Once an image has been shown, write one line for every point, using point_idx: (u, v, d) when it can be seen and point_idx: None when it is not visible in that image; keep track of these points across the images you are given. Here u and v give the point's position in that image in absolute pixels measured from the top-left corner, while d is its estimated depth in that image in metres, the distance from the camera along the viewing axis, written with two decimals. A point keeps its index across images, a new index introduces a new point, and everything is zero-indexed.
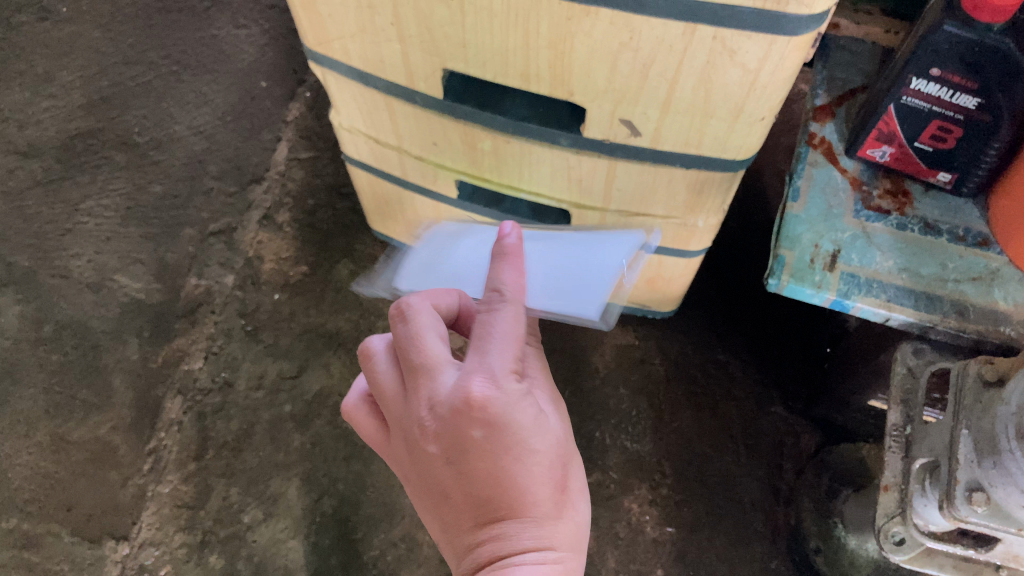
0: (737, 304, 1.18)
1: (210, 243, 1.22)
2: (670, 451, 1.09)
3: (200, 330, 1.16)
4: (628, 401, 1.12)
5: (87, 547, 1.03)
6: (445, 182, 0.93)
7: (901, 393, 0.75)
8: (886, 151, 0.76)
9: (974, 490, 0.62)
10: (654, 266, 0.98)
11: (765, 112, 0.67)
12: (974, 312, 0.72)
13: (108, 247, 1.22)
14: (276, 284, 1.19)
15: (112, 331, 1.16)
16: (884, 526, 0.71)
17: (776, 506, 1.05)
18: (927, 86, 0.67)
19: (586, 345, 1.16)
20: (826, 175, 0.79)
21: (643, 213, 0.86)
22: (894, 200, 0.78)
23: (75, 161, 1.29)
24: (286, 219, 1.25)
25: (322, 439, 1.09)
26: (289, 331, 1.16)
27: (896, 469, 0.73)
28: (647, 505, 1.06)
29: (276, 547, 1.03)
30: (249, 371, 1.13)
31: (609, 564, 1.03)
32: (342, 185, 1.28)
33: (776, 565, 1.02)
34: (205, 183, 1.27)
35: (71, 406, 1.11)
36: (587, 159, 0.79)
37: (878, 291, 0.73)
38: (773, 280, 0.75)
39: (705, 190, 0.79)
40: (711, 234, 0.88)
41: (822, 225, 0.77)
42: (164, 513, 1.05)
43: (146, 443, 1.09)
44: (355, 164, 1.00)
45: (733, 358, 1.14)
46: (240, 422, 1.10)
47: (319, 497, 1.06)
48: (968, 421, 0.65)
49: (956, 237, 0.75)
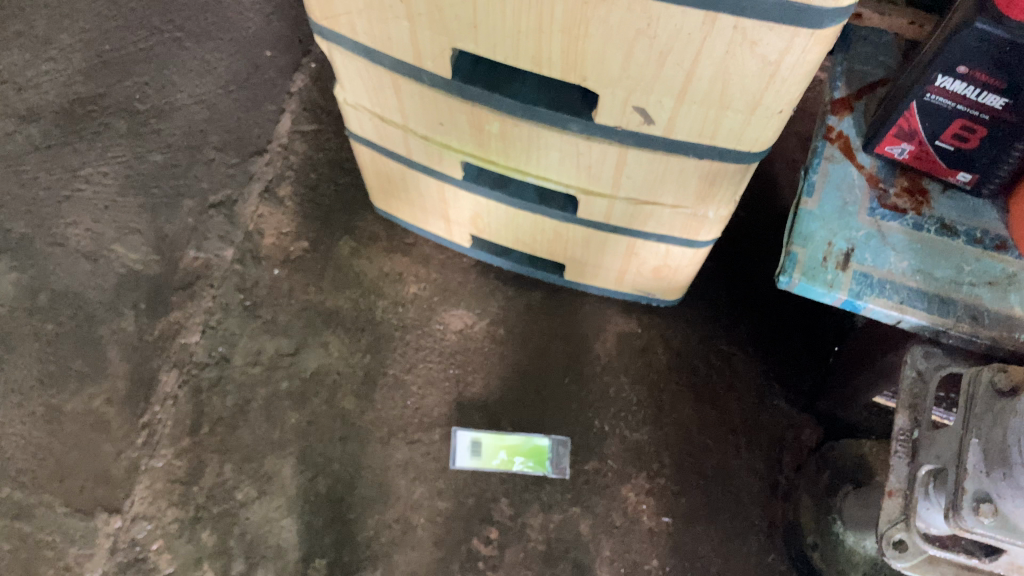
0: (743, 296, 1.17)
1: (209, 216, 1.20)
2: (668, 440, 1.07)
3: (198, 303, 1.14)
4: (629, 390, 1.10)
5: (79, 519, 1.02)
6: (450, 163, 0.91)
7: (909, 397, 0.73)
8: (905, 149, 0.74)
9: (981, 500, 0.60)
10: (661, 255, 0.96)
11: (783, 106, 0.64)
12: (989, 318, 0.70)
13: (106, 215, 1.20)
14: (276, 259, 1.18)
15: (108, 302, 1.14)
16: (886, 531, 0.69)
17: (774, 500, 1.04)
18: (952, 83, 0.65)
19: (589, 331, 1.14)
20: (842, 171, 0.77)
21: (652, 201, 0.84)
22: (911, 199, 0.76)
23: (74, 127, 1.27)
24: (288, 192, 1.23)
25: (318, 418, 1.08)
26: (287, 308, 1.15)
27: (902, 475, 0.70)
28: (644, 494, 1.04)
29: (269, 525, 1.02)
30: (246, 347, 1.12)
31: (604, 552, 1.01)
32: (345, 160, 1.27)
33: (773, 560, 1.02)
34: (206, 153, 1.25)
35: (66, 375, 1.10)
36: (597, 146, 0.77)
37: (891, 292, 0.71)
38: (784, 277, 0.73)
39: (717, 182, 0.78)
40: (720, 225, 0.86)
41: (836, 222, 0.75)
42: (156, 487, 1.03)
43: (140, 416, 1.07)
44: (359, 141, 0.98)
45: (737, 350, 1.13)
46: (236, 398, 1.08)
47: (314, 476, 1.04)
48: (978, 430, 0.63)
49: (973, 239, 0.74)
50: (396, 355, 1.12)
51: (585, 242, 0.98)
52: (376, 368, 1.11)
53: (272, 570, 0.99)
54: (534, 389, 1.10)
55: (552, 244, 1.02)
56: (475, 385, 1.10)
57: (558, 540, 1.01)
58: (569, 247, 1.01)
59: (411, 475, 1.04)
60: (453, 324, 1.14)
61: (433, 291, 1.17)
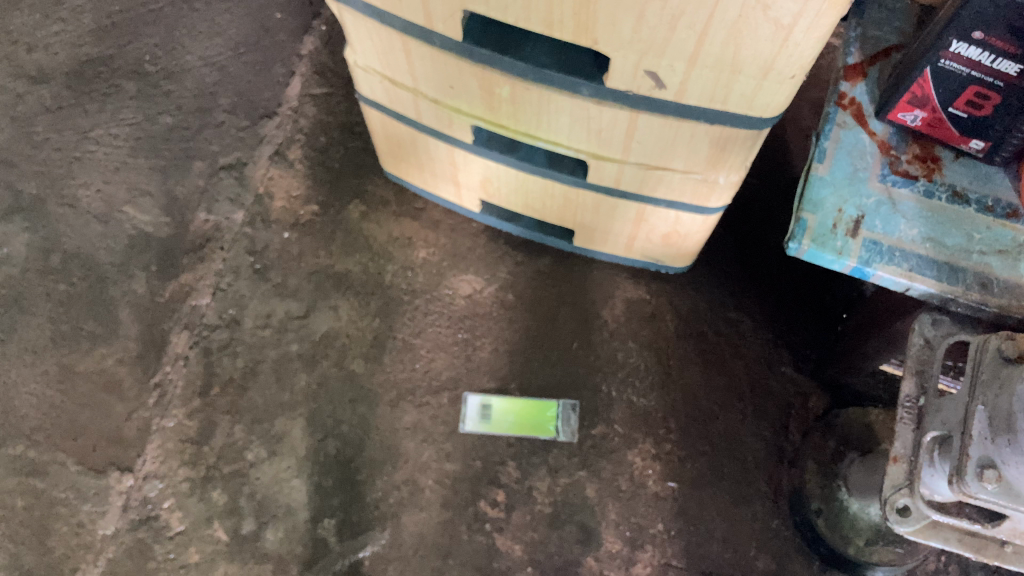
0: (752, 264, 1.17)
1: (219, 178, 1.21)
2: (675, 406, 1.08)
3: (208, 265, 1.15)
4: (636, 355, 1.11)
5: (92, 477, 1.03)
6: (460, 127, 0.91)
7: (916, 364, 0.73)
8: (917, 115, 0.74)
9: (985, 467, 0.60)
10: (671, 221, 0.96)
11: (795, 70, 0.64)
12: (999, 286, 0.70)
13: (117, 177, 1.21)
14: (286, 223, 1.18)
15: (120, 263, 1.15)
16: (890, 496, 0.69)
17: (780, 467, 1.05)
18: (967, 50, 0.65)
19: (597, 298, 1.14)
20: (854, 137, 0.77)
21: (662, 167, 0.84)
22: (923, 166, 0.75)
23: (84, 88, 1.27)
24: (298, 155, 1.23)
25: (328, 381, 1.08)
26: (297, 271, 1.15)
27: (907, 441, 0.71)
28: (650, 459, 1.05)
29: (279, 485, 1.03)
30: (257, 310, 1.12)
31: (609, 516, 1.02)
32: (355, 124, 1.26)
33: (777, 525, 1.02)
34: (217, 116, 1.25)
35: (78, 336, 1.11)
36: (608, 110, 0.76)
37: (900, 260, 0.71)
38: (793, 244, 0.73)
39: (728, 147, 0.77)
40: (730, 191, 0.86)
41: (846, 189, 0.74)
42: (168, 447, 1.05)
43: (152, 376, 1.08)
44: (369, 105, 0.97)
45: (745, 318, 1.13)
46: (247, 360, 1.09)
47: (323, 437, 1.05)
48: (983, 397, 0.63)
49: (984, 207, 0.73)
50: (406, 319, 1.12)
51: (595, 208, 0.98)
52: (385, 332, 1.11)
53: (281, 529, 1.01)
54: (542, 354, 1.11)
55: (561, 209, 1.02)
56: (483, 349, 1.11)
57: (564, 503, 1.02)
58: (579, 213, 1.01)
59: (419, 438, 1.05)
60: (462, 289, 1.15)
61: (443, 255, 1.17)
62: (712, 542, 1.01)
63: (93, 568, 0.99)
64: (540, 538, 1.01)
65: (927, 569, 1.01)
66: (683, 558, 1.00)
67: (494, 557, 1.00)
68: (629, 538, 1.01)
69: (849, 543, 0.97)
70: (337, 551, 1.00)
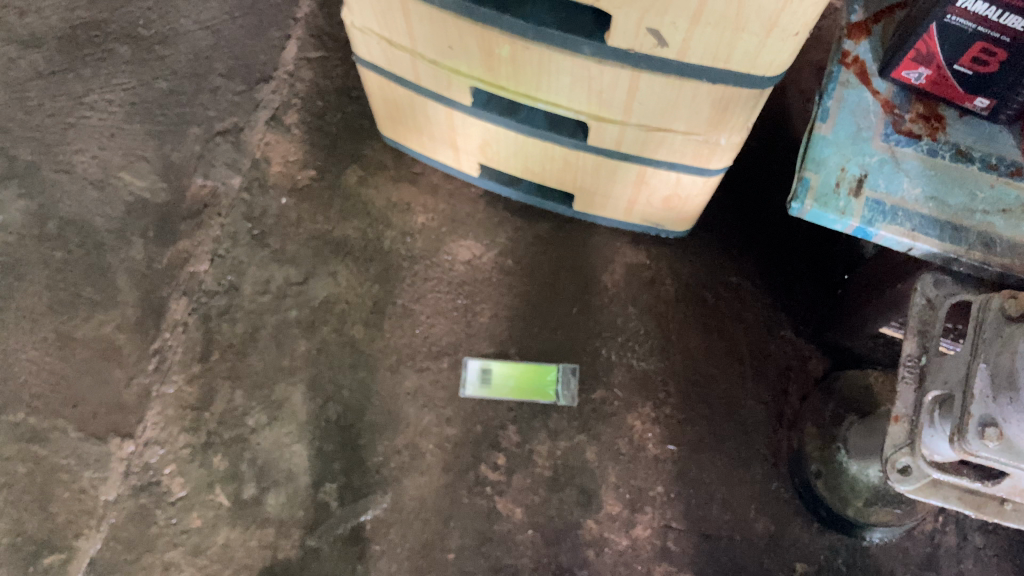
0: (752, 228, 1.17)
1: (216, 143, 1.20)
2: (675, 370, 1.08)
3: (206, 231, 1.14)
4: (636, 320, 1.10)
5: (93, 443, 1.03)
6: (459, 89, 0.90)
7: (918, 323, 0.73)
8: (922, 74, 0.73)
9: (987, 425, 0.60)
10: (671, 184, 0.95)
11: (799, 27, 0.64)
12: (1002, 246, 0.70)
13: (112, 143, 1.20)
14: (284, 188, 1.17)
15: (117, 230, 1.14)
16: (891, 456, 0.70)
17: (779, 429, 1.05)
18: (974, 5, 0.64)
19: (597, 262, 1.14)
20: (857, 96, 0.76)
21: (663, 128, 0.83)
22: (927, 125, 0.75)
23: (78, 53, 1.26)
24: (295, 120, 1.22)
25: (328, 346, 1.08)
26: (296, 237, 1.14)
27: (908, 400, 0.71)
28: (650, 422, 1.05)
29: (280, 450, 1.03)
30: (255, 276, 1.12)
31: (609, 479, 1.02)
32: (352, 88, 1.25)
33: (777, 488, 1.03)
34: (212, 80, 1.24)
35: (76, 303, 1.10)
36: (609, 70, 0.75)
37: (903, 219, 0.71)
38: (796, 204, 0.72)
39: (730, 107, 0.77)
40: (732, 152, 0.86)
41: (849, 148, 0.74)
42: (168, 413, 1.05)
43: (150, 343, 1.08)
44: (366, 67, 0.96)
45: (745, 282, 1.13)
46: (246, 326, 1.09)
47: (324, 403, 1.05)
48: (986, 354, 0.63)
49: (988, 165, 0.73)
50: (405, 285, 1.12)
51: (595, 171, 0.98)
52: (385, 298, 1.11)
53: (283, 494, 1.01)
54: (542, 319, 1.11)
55: (561, 173, 1.01)
56: (483, 314, 1.11)
57: (564, 466, 1.03)
58: (579, 176, 1.00)
59: (420, 403, 1.05)
60: (461, 254, 1.14)
61: (442, 220, 1.16)
62: (712, 504, 1.02)
63: (95, 533, 0.99)
64: (540, 501, 1.01)
65: (924, 530, 1.02)
66: (682, 520, 1.01)
67: (495, 520, 1.00)
68: (629, 501, 1.02)
69: (847, 505, 0.98)
70: (338, 515, 1.00)
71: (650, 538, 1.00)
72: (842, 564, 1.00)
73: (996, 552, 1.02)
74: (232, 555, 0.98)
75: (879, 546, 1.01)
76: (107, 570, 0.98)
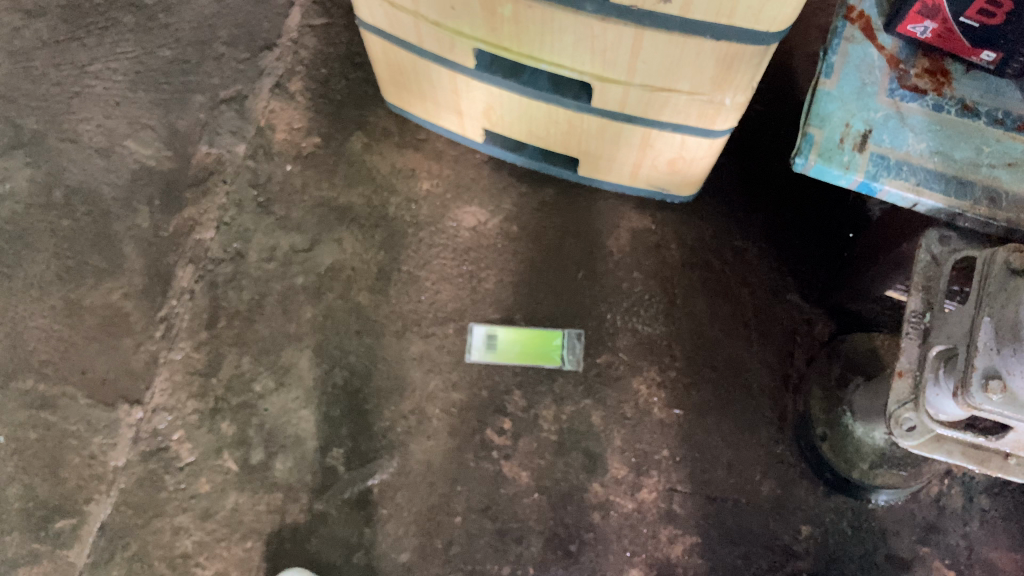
0: (758, 193, 1.16)
1: (221, 111, 1.20)
2: (681, 334, 1.08)
3: (211, 199, 1.14)
4: (642, 285, 1.10)
5: (102, 409, 1.04)
6: (462, 51, 0.90)
7: (923, 279, 0.72)
8: (928, 27, 0.73)
9: (991, 376, 0.60)
10: (676, 146, 0.95)
11: None
12: (1007, 201, 0.70)
13: (117, 111, 1.20)
14: (288, 155, 1.17)
15: (123, 198, 1.15)
16: (895, 412, 0.70)
17: (784, 393, 1.05)
18: None
19: (603, 227, 1.14)
20: (862, 52, 0.75)
21: (668, 88, 0.83)
22: (933, 79, 0.74)
23: (81, 21, 1.26)
24: (298, 87, 1.22)
25: (333, 312, 1.09)
26: (301, 204, 1.15)
27: (913, 356, 0.71)
28: (655, 387, 1.05)
29: (287, 415, 1.04)
30: (261, 243, 1.12)
31: (615, 443, 1.03)
32: (356, 54, 1.25)
33: (782, 451, 1.03)
34: (216, 48, 1.24)
35: (83, 271, 1.11)
36: (612, 28, 0.75)
37: (908, 174, 0.71)
38: (799, 160, 0.72)
39: (734, 65, 0.76)
40: (737, 113, 0.86)
41: (854, 103, 0.73)
42: (175, 379, 1.05)
43: (157, 310, 1.09)
44: (370, 31, 0.96)
45: (751, 246, 1.13)
46: (252, 293, 1.09)
47: (330, 368, 1.06)
48: (990, 308, 0.62)
49: (994, 120, 0.73)
50: (411, 251, 1.12)
51: (599, 134, 0.97)
52: (390, 264, 1.11)
53: (291, 459, 1.02)
54: (548, 285, 1.11)
55: (565, 136, 1.01)
56: (488, 281, 1.11)
57: (570, 431, 1.03)
58: (583, 139, 1.00)
59: (426, 367, 1.06)
60: (466, 221, 1.14)
61: (447, 186, 1.16)
62: (718, 467, 1.02)
63: (105, 498, 1.00)
64: (546, 464, 1.02)
65: (931, 492, 1.02)
66: (688, 484, 1.01)
67: (501, 484, 1.01)
68: (635, 464, 1.02)
69: (852, 467, 0.98)
70: (346, 480, 1.01)
71: (656, 501, 1.01)
72: (847, 527, 1.00)
73: (1001, 513, 1.02)
74: (241, 519, 0.99)
75: (885, 508, 1.01)
76: (118, 534, 0.99)
